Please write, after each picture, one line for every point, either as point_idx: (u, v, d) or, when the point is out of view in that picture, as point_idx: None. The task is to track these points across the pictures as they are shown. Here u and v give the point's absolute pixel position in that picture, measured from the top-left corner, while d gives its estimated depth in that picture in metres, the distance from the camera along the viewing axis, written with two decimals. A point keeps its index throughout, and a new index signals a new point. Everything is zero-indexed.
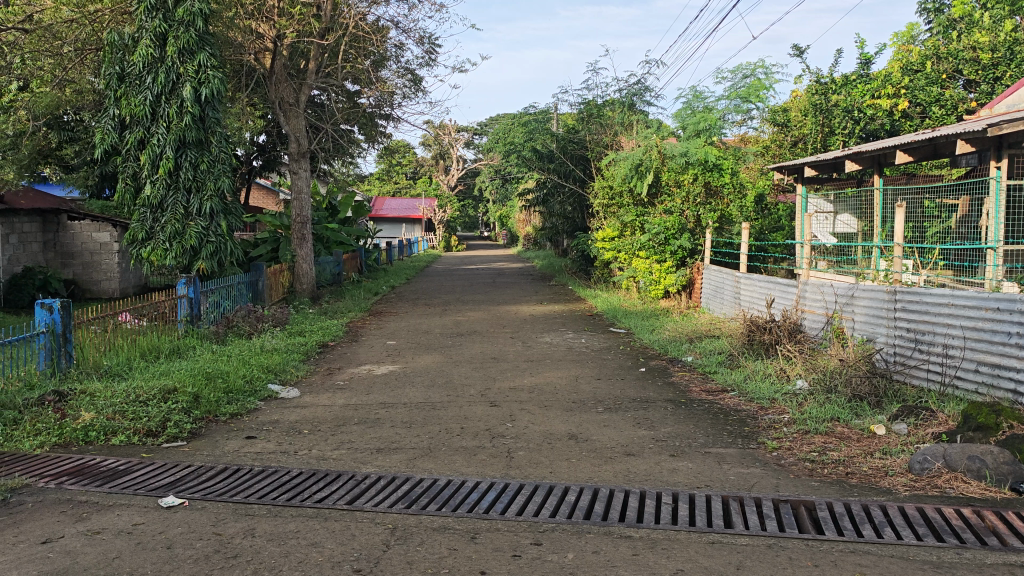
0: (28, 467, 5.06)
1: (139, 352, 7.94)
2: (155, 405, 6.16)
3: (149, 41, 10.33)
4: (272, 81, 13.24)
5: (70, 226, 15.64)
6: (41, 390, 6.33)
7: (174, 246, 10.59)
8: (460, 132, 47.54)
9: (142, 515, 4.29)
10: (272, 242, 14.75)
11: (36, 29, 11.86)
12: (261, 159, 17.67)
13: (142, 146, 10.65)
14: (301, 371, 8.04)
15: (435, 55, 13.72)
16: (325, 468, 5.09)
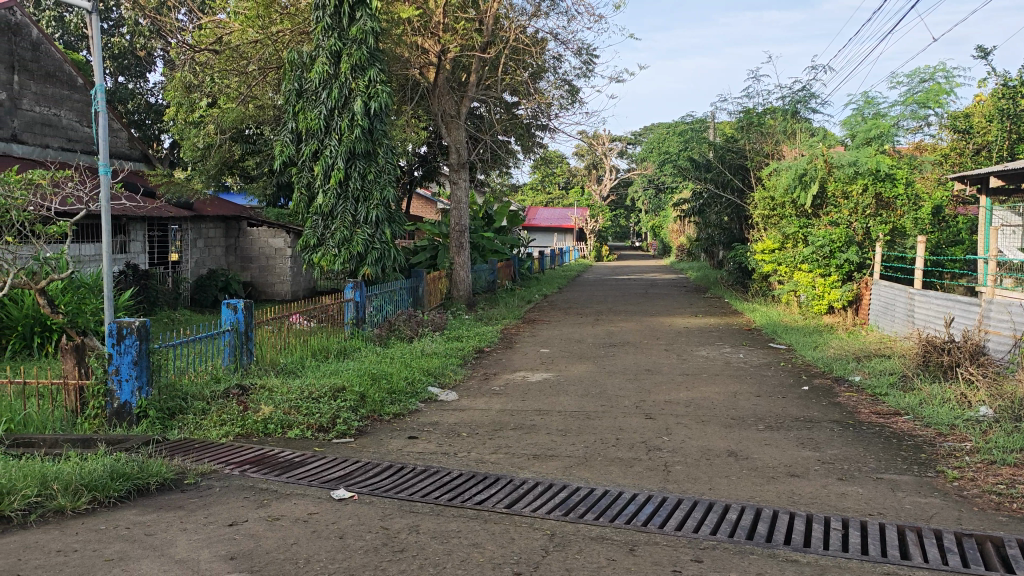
0: (214, 454, 5.49)
1: (310, 352, 8.45)
2: (326, 402, 6.51)
3: (326, 58, 11.00)
4: (435, 94, 13.78)
5: (249, 232, 16.84)
6: (226, 383, 6.86)
7: (342, 252, 11.16)
8: (614, 142, 47.55)
9: (316, 506, 4.55)
10: (430, 250, 15.29)
11: (226, 50, 12.84)
12: (422, 170, 18.29)
13: (317, 158, 11.34)
14: (458, 375, 8.27)
15: (593, 66, 13.75)
16: (484, 471, 5.21)
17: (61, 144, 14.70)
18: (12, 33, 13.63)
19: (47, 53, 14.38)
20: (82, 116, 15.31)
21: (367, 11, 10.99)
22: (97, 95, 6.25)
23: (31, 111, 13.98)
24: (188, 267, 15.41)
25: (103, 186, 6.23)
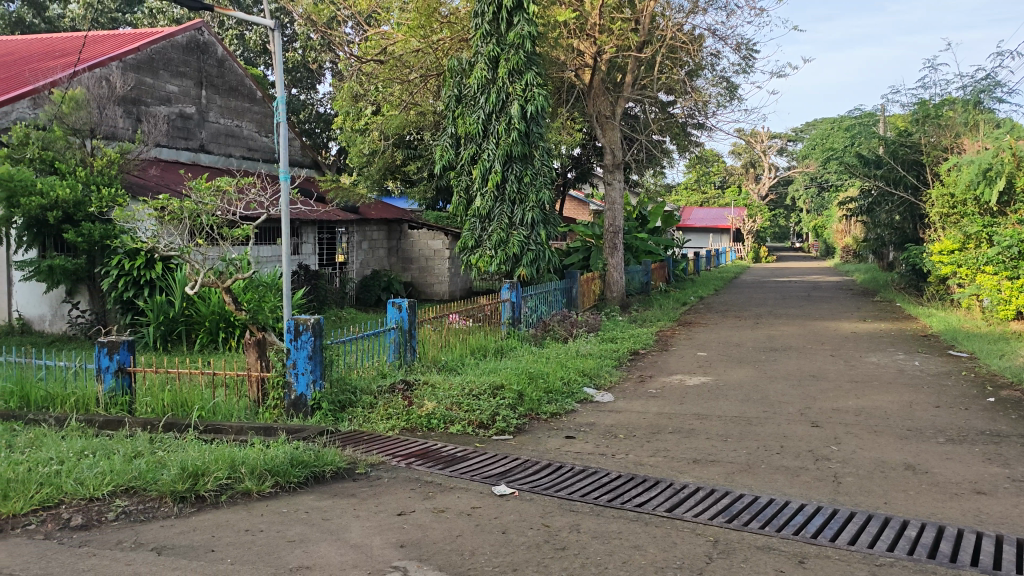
0: (382, 446, 5.75)
1: (469, 350, 8.70)
2: (486, 400, 6.67)
3: (484, 64, 11.28)
4: (590, 96, 13.82)
5: (409, 234, 17.52)
6: (391, 379, 7.17)
7: (499, 253, 11.42)
8: (774, 139, 45.86)
9: (479, 500, 4.68)
10: (583, 251, 15.34)
11: (390, 59, 13.44)
12: (575, 171, 18.36)
13: (475, 162, 11.66)
14: (614, 377, 8.24)
15: (753, 62, 13.33)
16: (644, 474, 5.18)
17: (243, 153, 15.86)
18: (201, 51, 14.79)
19: (230, 68, 15.52)
20: (261, 127, 16.41)
21: (525, 16, 11.13)
22: (279, 107, 6.68)
23: (217, 123, 15.15)
24: (354, 268, 16.22)
25: (283, 192, 6.65)
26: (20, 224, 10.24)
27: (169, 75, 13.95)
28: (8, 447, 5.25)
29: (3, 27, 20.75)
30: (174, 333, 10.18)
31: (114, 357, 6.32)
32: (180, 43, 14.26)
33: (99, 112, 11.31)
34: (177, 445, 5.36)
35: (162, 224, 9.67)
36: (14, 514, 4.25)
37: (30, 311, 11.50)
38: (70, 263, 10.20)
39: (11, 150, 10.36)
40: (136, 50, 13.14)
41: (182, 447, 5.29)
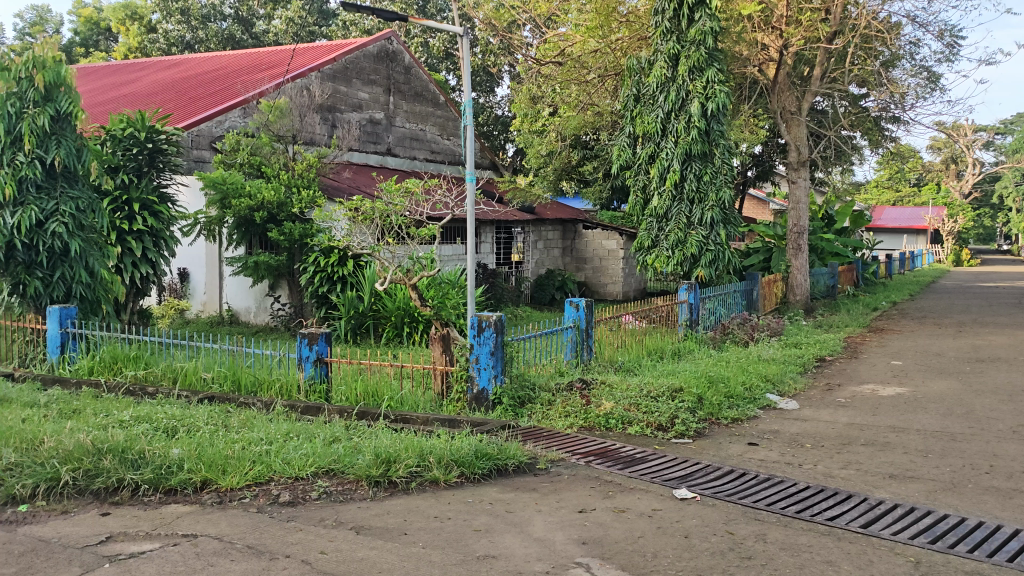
0: (562, 443, 5.83)
1: (646, 351, 8.65)
2: (665, 402, 6.60)
3: (664, 62, 11.15)
4: (775, 91, 13.33)
5: (584, 234, 17.63)
6: (569, 377, 7.25)
7: (676, 254, 11.28)
8: (980, 132, 42.27)
9: (660, 502, 4.64)
10: (764, 252, 14.82)
11: (569, 61, 13.56)
12: (756, 170, 17.76)
13: (653, 161, 11.56)
14: (799, 384, 7.90)
15: (958, 49, 12.36)
16: (835, 487, 4.94)
17: (426, 155, 16.55)
18: (390, 59, 15.55)
19: (416, 75, 16.21)
20: (443, 130, 17.02)
21: (707, 11, 10.87)
22: (466, 111, 6.90)
23: (403, 128, 15.90)
24: (529, 267, 16.52)
25: (469, 193, 6.86)
26: (231, 224, 11.21)
27: (360, 83, 14.79)
28: (225, 427, 5.76)
29: (217, 43, 22.73)
30: (363, 327, 10.76)
31: (313, 348, 6.78)
32: (371, 52, 15.06)
33: (300, 120, 12.16)
34: (370, 433, 5.69)
35: (356, 224, 10.28)
36: (231, 488, 4.66)
37: (237, 303, 12.57)
38: (273, 260, 11.03)
39: (224, 157, 11.37)
40: (332, 60, 14.03)
41: (375, 435, 5.61)
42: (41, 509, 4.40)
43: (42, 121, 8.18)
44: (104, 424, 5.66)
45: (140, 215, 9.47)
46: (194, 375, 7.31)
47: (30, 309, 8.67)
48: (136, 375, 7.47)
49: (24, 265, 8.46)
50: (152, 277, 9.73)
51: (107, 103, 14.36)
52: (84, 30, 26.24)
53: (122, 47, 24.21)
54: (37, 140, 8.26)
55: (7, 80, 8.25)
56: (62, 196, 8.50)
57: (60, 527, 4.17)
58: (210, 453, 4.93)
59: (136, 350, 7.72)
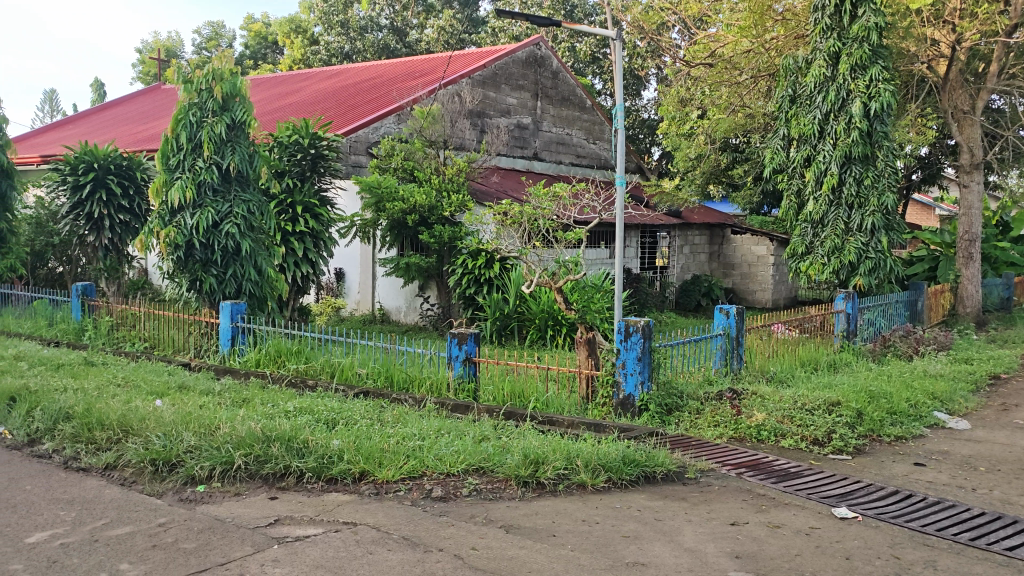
0: (712, 453, 5.70)
1: (799, 362, 8.32)
2: (821, 415, 6.31)
3: (824, 61, 10.70)
4: (945, 89, 12.52)
5: (732, 239, 17.18)
6: (718, 386, 7.07)
7: (832, 261, 10.80)
8: None
9: (818, 520, 4.45)
10: (928, 260, 13.95)
11: (720, 61, 13.35)
12: (921, 172, 16.72)
13: (809, 163, 11.11)
14: (971, 403, 7.36)
15: None
16: (1014, 515, 4.57)
17: (572, 159, 16.63)
18: (538, 65, 15.70)
19: (564, 79, 16.29)
20: (589, 134, 17.02)
21: (872, 6, 10.34)
22: (617, 115, 6.88)
23: (550, 132, 16.03)
24: (674, 272, 16.27)
25: (618, 197, 6.81)
26: (385, 226, 11.66)
27: (509, 89, 15.03)
28: (380, 421, 6.00)
29: (373, 53, 23.77)
30: (507, 328, 10.91)
31: (463, 347, 6.93)
32: (520, 58, 15.26)
33: (451, 126, 12.49)
34: (518, 433, 5.76)
35: (504, 227, 10.43)
36: (387, 480, 4.84)
37: (389, 302, 13.06)
38: (423, 261, 11.38)
39: (380, 161, 11.86)
40: (482, 67, 14.33)
41: (522, 435, 5.67)
42: (216, 490, 4.73)
43: (220, 129, 8.83)
44: (272, 413, 6.02)
45: (303, 218, 10.01)
46: (350, 370, 7.64)
47: (205, 304, 9.35)
48: (298, 369, 7.90)
49: (200, 263, 9.14)
50: (311, 276, 10.26)
51: (274, 112, 15.28)
52: (253, 44, 28.01)
53: (286, 59, 25.67)
54: (215, 146, 8.92)
55: (190, 92, 8.92)
56: (235, 199, 9.13)
57: (233, 508, 4.47)
58: (368, 446, 5.14)
59: (298, 345, 8.15)
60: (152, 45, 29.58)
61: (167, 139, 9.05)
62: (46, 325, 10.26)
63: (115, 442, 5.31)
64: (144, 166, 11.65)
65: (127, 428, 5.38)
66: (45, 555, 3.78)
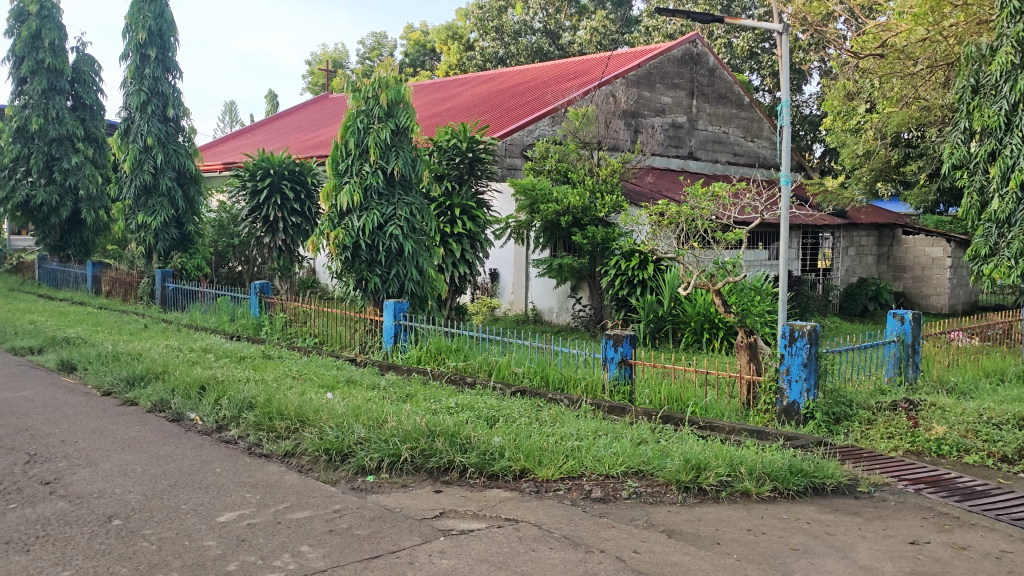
0: (886, 466, 5.38)
1: (982, 372, 7.73)
2: (1010, 431, 5.83)
3: (1010, 48, 9.82)
4: None
5: (903, 240, 16.22)
6: (892, 395, 6.70)
7: (1020, 264, 9.85)
8: None
9: (1009, 543, 4.11)
10: None
11: (892, 52, 12.73)
12: None
13: (994, 158, 10.26)
14: None
15: None
16: None
17: (729, 158, 16.20)
18: (694, 62, 15.38)
19: (721, 76, 15.87)
20: (747, 132, 16.51)
21: None
22: (783, 110, 6.63)
23: (706, 131, 15.68)
24: (839, 275, 15.53)
25: (783, 197, 6.55)
26: (539, 227, 11.78)
27: (664, 87, 14.83)
28: (538, 420, 6.06)
29: (526, 56, 24.12)
30: (662, 331, 10.75)
31: (618, 349, 6.89)
32: (676, 56, 15.01)
33: (605, 127, 12.46)
34: (677, 437, 5.67)
35: (660, 227, 10.30)
36: (547, 479, 4.89)
37: (542, 303, 13.19)
38: (577, 262, 11.43)
39: (535, 163, 12.01)
40: (637, 66, 14.22)
41: (682, 440, 5.57)
42: (384, 481, 4.94)
43: (385, 135, 9.22)
44: (434, 409, 6.21)
45: (460, 219, 10.28)
46: (507, 369, 7.75)
47: (370, 303, 9.78)
48: (457, 367, 8.12)
49: (366, 263, 9.58)
50: (468, 276, 10.50)
51: (434, 117, 15.81)
52: (412, 52, 29.08)
53: (443, 65, 26.48)
54: (381, 151, 9.32)
55: (358, 100, 9.38)
56: (398, 202, 9.50)
57: (401, 499, 4.65)
58: (527, 444, 5.21)
59: (457, 343, 8.39)
60: (319, 57, 31.32)
61: (337, 145, 9.57)
62: (228, 320, 11.05)
63: (292, 431, 5.66)
64: (314, 171, 12.33)
65: (304, 418, 5.72)
66: (234, 534, 4.07)
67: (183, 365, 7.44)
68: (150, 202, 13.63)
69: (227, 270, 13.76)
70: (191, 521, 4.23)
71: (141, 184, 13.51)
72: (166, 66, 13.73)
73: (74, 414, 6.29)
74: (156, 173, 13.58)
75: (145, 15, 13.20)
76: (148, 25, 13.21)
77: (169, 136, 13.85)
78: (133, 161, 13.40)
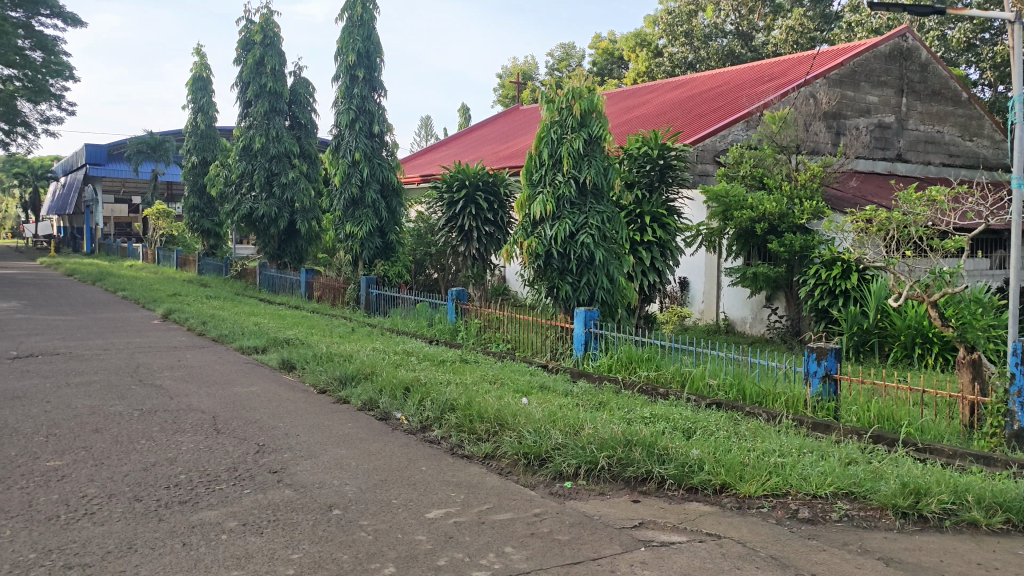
0: None
1: None
2: None
3: None
4: None
5: None
6: None
7: None
8: None
9: None
10: None
11: None
12: None
13: None
14: None
15: None
16: None
17: (943, 159, 15.02)
18: (904, 58, 14.37)
19: (935, 71, 14.76)
20: (964, 130, 15.25)
21: None
22: (1015, 108, 6.02)
23: (917, 131, 14.62)
24: None
25: (1014, 201, 5.97)
26: (732, 235, 11.45)
27: (870, 86, 13.98)
28: (737, 434, 5.88)
29: (717, 60, 23.57)
30: (867, 345, 10.08)
31: (822, 363, 6.57)
32: (882, 52, 14.10)
33: (805, 130, 11.94)
34: (891, 459, 5.31)
35: (867, 234, 9.71)
36: (750, 495, 4.73)
37: (734, 312, 12.84)
38: (772, 271, 11.01)
39: (729, 170, 11.70)
40: (839, 65, 13.50)
41: (897, 462, 5.21)
42: (582, 487, 4.98)
43: (578, 144, 9.34)
44: (629, 418, 6.18)
45: (650, 227, 10.19)
46: (700, 381, 7.55)
47: (561, 310, 9.89)
48: (648, 376, 8.02)
49: (558, 271, 9.73)
50: (658, 284, 10.35)
51: (624, 125, 15.81)
52: (601, 61, 29.24)
53: (631, 73, 26.40)
54: (573, 161, 9.45)
55: (552, 111, 9.60)
56: (590, 210, 9.56)
57: (600, 506, 4.67)
58: (728, 458, 5.06)
59: (648, 352, 8.29)
60: (510, 69, 32.21)
61: (532, 156, 9.86)
62: (427, 324, 11.59)
63: (492, 433, 5.84)
64: (507, 181, 12.66)
65: (502, 421, 5.89)
66: (442, 530, 4.26)
67: (389, 367, 7.88)
68: (357, 213, 14.54)
69: (424, 277, 14.42)
70: (403, 515, 4.47)
71: (350, 197, 14.48)
72: (372, 85, 14.65)
73: (295, 409, 6.84)
74: (362, 186, 14.49)
75: (354, 38, 14.17)
76: (357, 48, 14.17)
77: (375, 151, 14.74)
78: (343, 175, 14.39)
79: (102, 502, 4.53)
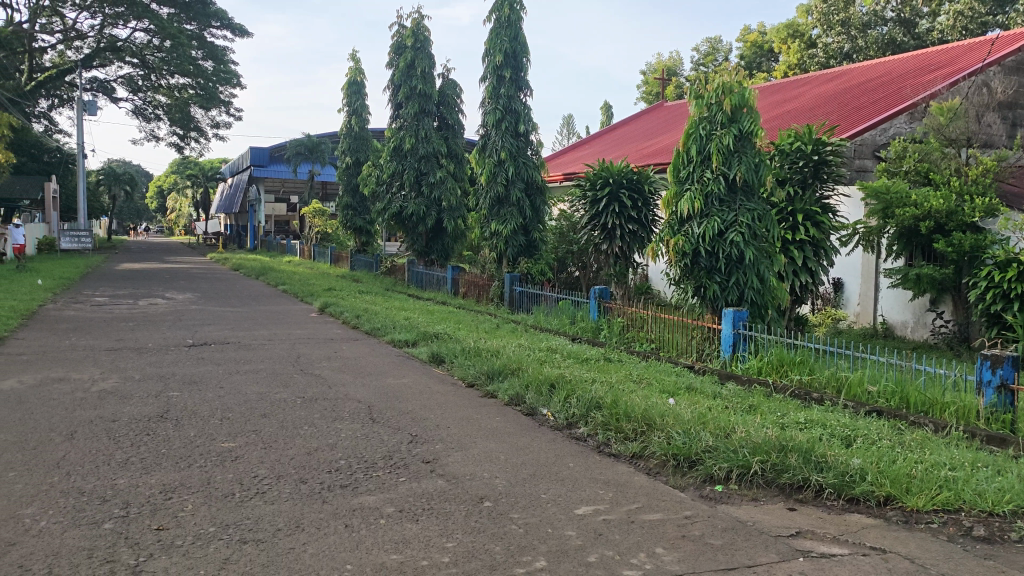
0: None
1: None
2: None
3: None
4: None
5: None
6: None
7: None
8: None
9: None
10: None
11: None
12: None
13: None
14: None
15: None
16: None
17: None
18: None
19: None
20: None
21: None
22: None
23: None
24: None
25: None
26: (892, 234, 10.84)
27: None
28: (901, 444, 5.56)
29: (876, 49, 22.35)
30: None
31: (997, 371, 6.15)
32: None
33: (976, 122, 11.15)
34: None
35: None
36: (918, 509, 4.46)
37: (892, 315, 12.17)
38: (937, 273, 10.36)
39: (890, 165, 11.09)
40: (1016, 51, 12.53)
41: None
42: (734, 492, 4.86)
43: (728, 140, 9.10)
44: (782, 423, 5.98)
45: (804, 225, 9.78)
46: (858, 386, 7.19)
47: (708, 310, 9.67)
48: (801, 380, 7.70)
49: (705, 271, 9.51)
50: (811, 286, 9.93)
51: (775, 120, 15.28)
52: (749, 54, 28.33)
53: (782, 65, 25.42)
54: (723, 157, 9.22)
55: (700, 107, 9.40)
56: (740, 208, 9.30)
57: (754, 512, 4.54)
58: (892, 469, 4.80)
59: (801, 355, 7.97)
60: (654, 66, 31.76)
61: (680, 153, 9.71)
62: (569, 322, 11.63)
63: (639, 433, 5.78)
64: (652, 179, 12.49)
65: (650, 422, 5.82)
66: (592, 527, 4.26)
67: (535, 363, 7.97)
68: (502, 211, 14.79)
69: (567, 275, 14.46)
70: (552, 510, 4.50)
71: (495, 195, 14.76)
72: (519, 85, 14.85)
73: (445, 402, 7.03)
74: (508, 185, 14.71)
75: (502, 39, 14.43)
76: (504, 48, 14.42)
77: (520, 150, 14.90)
78: (489, 173, 14.68)
79: (272, 482, 4.82)
